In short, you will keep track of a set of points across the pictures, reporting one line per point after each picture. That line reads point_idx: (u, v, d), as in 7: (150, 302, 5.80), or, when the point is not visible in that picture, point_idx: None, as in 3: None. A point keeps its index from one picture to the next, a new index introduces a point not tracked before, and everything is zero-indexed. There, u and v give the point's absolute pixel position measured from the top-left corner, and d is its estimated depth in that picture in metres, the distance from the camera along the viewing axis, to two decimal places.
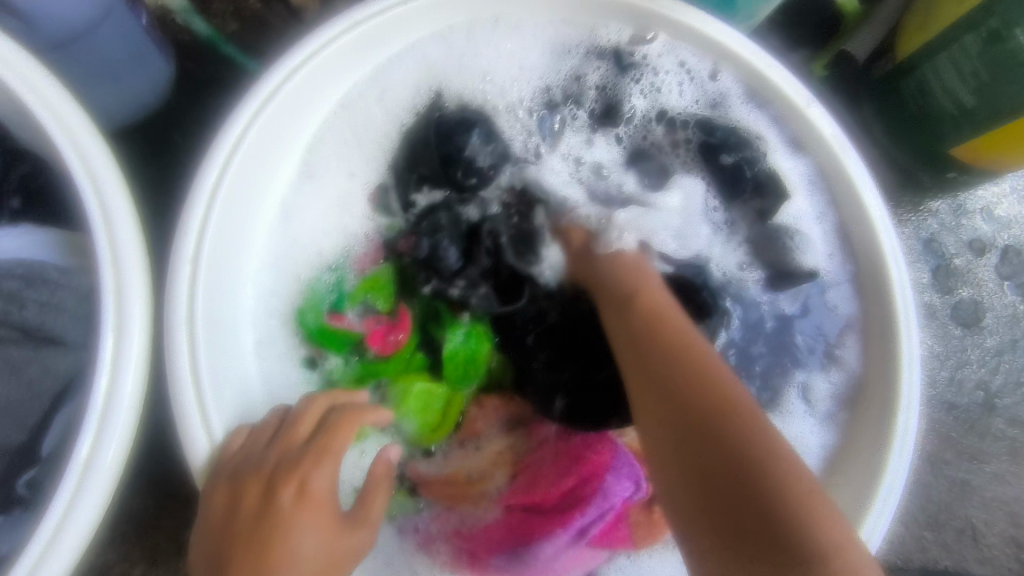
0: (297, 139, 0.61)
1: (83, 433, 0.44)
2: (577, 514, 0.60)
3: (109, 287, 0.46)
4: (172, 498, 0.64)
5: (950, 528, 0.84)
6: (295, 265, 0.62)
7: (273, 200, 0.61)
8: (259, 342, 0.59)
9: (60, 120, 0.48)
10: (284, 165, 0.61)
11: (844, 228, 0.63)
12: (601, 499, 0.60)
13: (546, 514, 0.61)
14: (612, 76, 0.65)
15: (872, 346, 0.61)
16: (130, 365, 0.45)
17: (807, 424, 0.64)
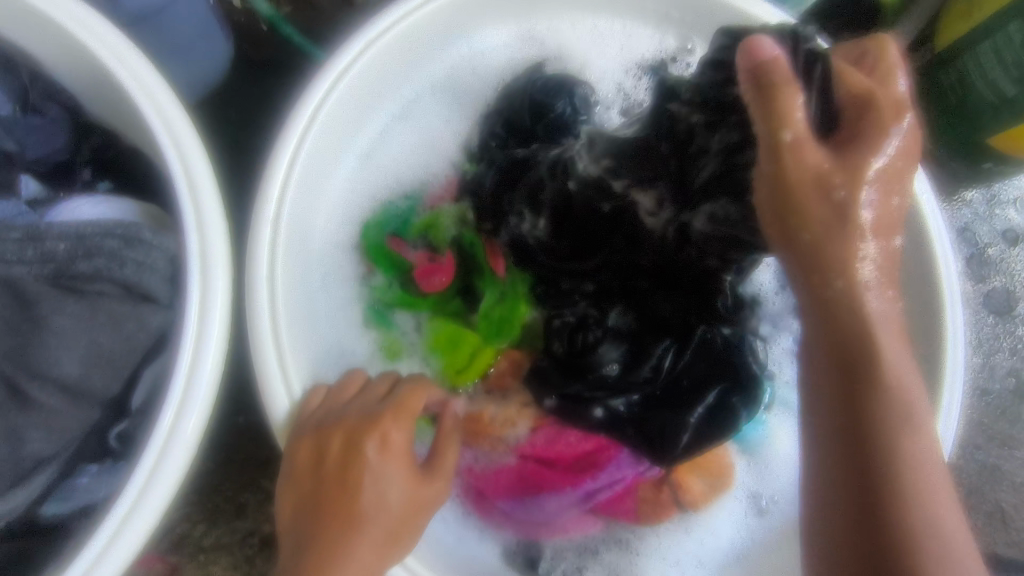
0: (385, 101, 0.63)
1: (173, 387, 0.46)
2: (590, 477, 0.60)
3: (195, 250, 0.48)
4: (232, 461, 0.66)
5: (980, 512, 0.85)
6: (377, 193, 0.64)
7: (364, 139, 0.63)
8: (324, 277, 0.61)
9: (146, 91, 0.50)
10: (368, 123, 0.63)
11: None
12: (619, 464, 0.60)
13: (560, 470, 0.61)
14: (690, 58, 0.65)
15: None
16: (216, 323, 0.47)
17: None
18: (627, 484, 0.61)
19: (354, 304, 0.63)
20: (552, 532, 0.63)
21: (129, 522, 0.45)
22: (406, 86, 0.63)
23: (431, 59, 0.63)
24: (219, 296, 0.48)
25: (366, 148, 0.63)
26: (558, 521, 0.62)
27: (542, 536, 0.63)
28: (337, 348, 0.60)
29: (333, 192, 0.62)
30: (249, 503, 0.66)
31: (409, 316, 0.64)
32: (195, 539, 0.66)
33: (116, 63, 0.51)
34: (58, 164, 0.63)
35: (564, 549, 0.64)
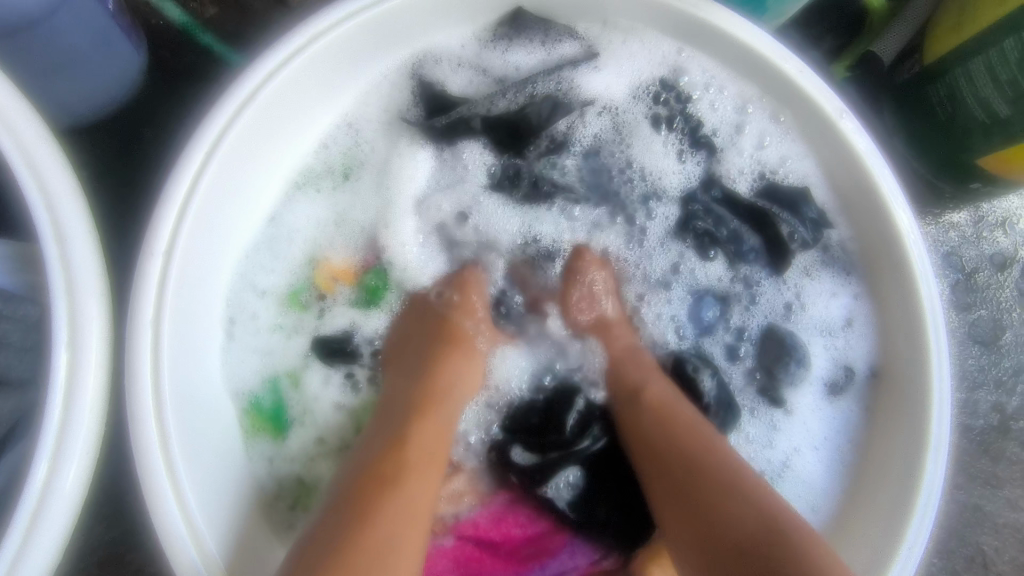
0: (314, 111, 0.57)
1: (29, 482, 0.39)
2: (537, 564, 0.57)
3: (60, 316, 0.41)
4: (140, 527, 0.59)
5: (960, 555, 0.81)
6: (291, 231, 0.58)
7: (285, 165, 0.57)
8: (235, 319, 0.55)
9: (2, 119, 0.42)
10: (293, 142, 0.57)
11: (880, 269, 0.57)
12: (562, 551, 0.57)
13: (502, 556, 0.57)
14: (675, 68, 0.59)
15: (897, 380, 0.56)
16: (83, 402, 0.41)
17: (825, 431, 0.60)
18: (579, 571, 0.57)
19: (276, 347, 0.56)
20: None
21: None
22: (329, 107, 0.58)
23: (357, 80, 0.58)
24: (88, 368, 0.41)
25: (299, 175, 0.58)
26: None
27: None
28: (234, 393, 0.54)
29: (240, 229, 0.55)
30: (161, 574, 0.59)
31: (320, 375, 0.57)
32: None
33: None
34: None
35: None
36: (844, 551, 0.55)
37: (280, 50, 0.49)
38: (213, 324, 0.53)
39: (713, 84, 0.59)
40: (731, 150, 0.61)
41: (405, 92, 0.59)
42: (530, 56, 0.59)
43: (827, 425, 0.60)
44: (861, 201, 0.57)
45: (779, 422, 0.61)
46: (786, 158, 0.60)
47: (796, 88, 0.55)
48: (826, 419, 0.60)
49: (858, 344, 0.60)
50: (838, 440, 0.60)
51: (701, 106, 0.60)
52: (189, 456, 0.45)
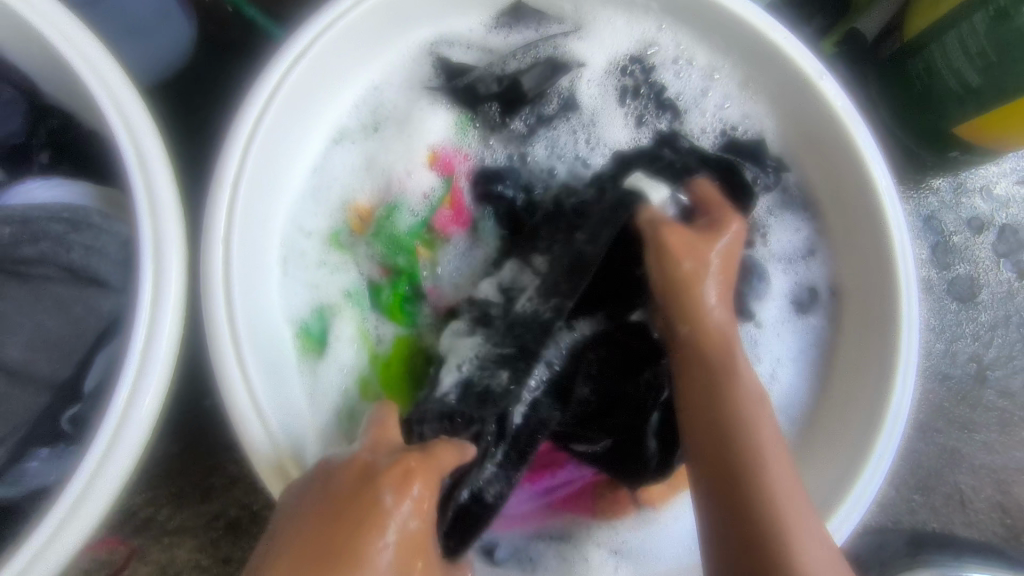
0: (353, 74, 0.63)
1: (125, 371, 0.47)
2: (549, 472, 0.63)
3: (147, 236, 0.48)
4: (197, 444, 0.66)
5: (939, 494, 0.87)
6: (333, 181, 0.64)
7: (327, 122, 0.64)
8: (286, 260, 0.61)
9: (97, 71, 0.50)
10: (336, 97, 0.64)
11: (853, 216, 0.64)
12: (573, 464, 0.63)
13: (520, 467, 0.63)
14: (665, 40, 0.67)
15: (863, 305, 0.64)
16: (168, 308, 0.48)
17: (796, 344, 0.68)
18: (585, 482, 0.64)
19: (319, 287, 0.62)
20: (511, 527, 0.63)
21: (80, 504, 0.45)
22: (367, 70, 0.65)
23: (388, 47, 0.65)
24: (172, 278, 0.48)
25: (338, 134, 0.65)
26: (518, 514, 0.63)
27: (497, 530, 0.63)
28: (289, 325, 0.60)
29: (290, 178, 0.62)
30: (215, 487, 0.67)
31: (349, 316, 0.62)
32: (159, 523, 0.66)
33: (69, 47, 0.50)
34: (14, 146, 0.61)
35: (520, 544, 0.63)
36: (817, 465, 0.62)
37: (324, 16, 0.56)
38: (269, 262, 0.60)
39: (682, 55, 0.67)
40: (716, 109, 0.68)
41: (422, 66, 0.66)
42: (527, 38, 0.67)
43: (796, 339, 0.68)
44: (829, 143, 0.64)
45: (758, 344, 0.67)
46: (763, 119, 0.68)
47: (781, 54, 0.62)
48: (795, 337, 0.68)
49: (818, 269, 0.68)
50: (807, 349, 0.68)
51: (670, 76, 0.67)
52: (257, 365, 0.52)
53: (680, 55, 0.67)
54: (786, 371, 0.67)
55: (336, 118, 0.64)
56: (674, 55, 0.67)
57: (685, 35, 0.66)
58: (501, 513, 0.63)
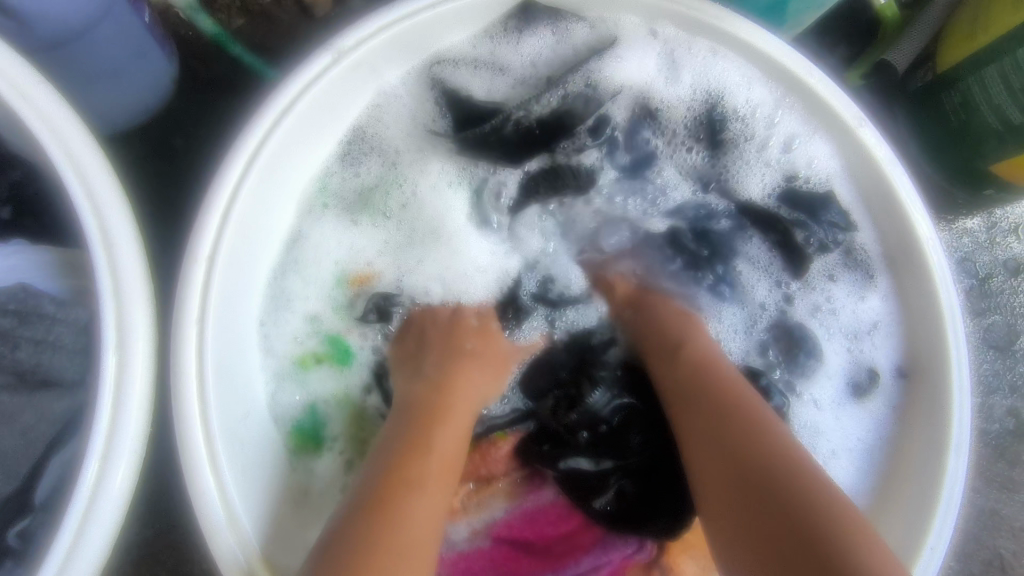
0: (339, 120, 0.58)
1: (80, 482, 0.41)
2: (572, 561, 0.57)
3: (109, 320, 0.43)
4: (174, 528, 0.60)
5: (978, 560, 0.81)
6: (319, 241, 0.59)
7: (308, 174, 0.58)
8: (266, 333, 0.56)
9: (54, 129, 0.44)
10: (321, 148, 0.58)
11: (906, 281, 0.58)
12: (597, 548, 0.57)
13: (537, 555, 0.58)
14: (733, 83, 0.59)
15: (921, 389, 0.57)
16: (131, 404, 0.42)
17: (855, 428, 0.60)
18: (614, 568, 0.57)
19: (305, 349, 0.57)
20: None
21: None
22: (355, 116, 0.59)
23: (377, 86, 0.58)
24: (136, 371, 0.42)
25: (321, 190, 0.59)
26: None
27: None
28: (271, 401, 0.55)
29: (271, 239, 0.56)
30: (192, 573, 0.61)
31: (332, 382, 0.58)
32: None
33: (22, 102, 0.44)
34: None
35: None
36: None
37: (311, 65, 0.50)
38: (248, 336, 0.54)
39: (746, 100, 0.59)
40: (772, 162, 0.62)
41: (427, 101, 0.60)
42: (539, 55, 0.60)
43: (856, 423, 0.60)
44: (876, 197, 0.58)
45: (814, 419, 0.61)
46: (826, 173, 0.60)
47: (831, 109, 0.56)
48: (856, 419, 0.60)
49: (885, 348, 0.60)
50: (869, 434, 0.60)
51: (736, 122, 0.61)
52: (230, 458, 0.47)
53: (747, 102, 0.60)
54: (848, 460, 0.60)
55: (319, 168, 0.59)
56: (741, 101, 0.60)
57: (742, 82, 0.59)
58: None
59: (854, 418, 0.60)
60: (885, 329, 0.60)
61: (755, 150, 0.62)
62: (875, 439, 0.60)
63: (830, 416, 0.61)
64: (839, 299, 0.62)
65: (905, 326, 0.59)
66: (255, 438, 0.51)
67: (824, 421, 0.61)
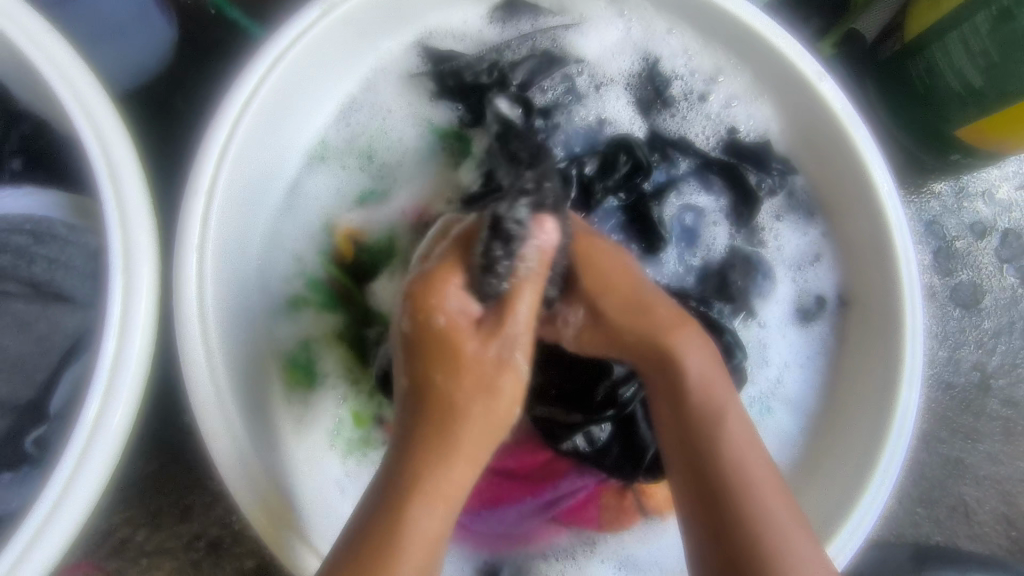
0: (337, 77, 0.61)
1: (91, 392, 0.44)
2: (550, 485, 0.61)
3: (117, 247, 0.46)
4: (175, 462, 0.64)
5: (943, 506, 0.85)
6: (314, 195, 0.61)
7: (308, 131, 0.61)
8: (266, 279, 0.58)
9: (65, 74, 0.48)
10: (316, 107, 0.61)
11: (851, 224, 0.62)
12: (573, 474, 0.60)
13: (518, 481, 0.61)
14: (667, 45, 0.64)
15: (864, 316, 0.62)
16: (137, 323, 0.46)
17: (801, 350, 0.65)
18: (588, 491, 0.61)
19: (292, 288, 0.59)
20: (515, 546, 0.61)
21: (43, 532, 0.43)
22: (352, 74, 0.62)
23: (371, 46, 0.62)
24: (141, 294, 0.46)
25: (319, 146, 0.62)
26: (519, 533, 0.61)
27: (503, 549, 0.61)
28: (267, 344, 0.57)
29: (270, 189, 0.59)
30: (193, 506, 0.64)
31: (314, 321, 0.59)
32: (137, 543, 0.64)
33: (34, 48, 0.48)
34: None
35: (528, 561, 0.61)
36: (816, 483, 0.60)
37: (299, 20, 0.54)
38: (252, 281, 0.57)
39: (686, 57, 0.64)
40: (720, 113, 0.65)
41: (410, 58, 0.63)
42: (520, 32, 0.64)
43: (801, 344, 0.65)
44: (823, 143, 0.62)
45: (766, 343, 0.65)
46: (769, 126, 0.65)
47: (781, 58, 0.60)
48: (800, 340, 0.65)
49: (825, 274, 0.64)
50: (814, 352, 0.65)
51: (676, 78, 0.65)
52: (232, 382, 0.50)
53: (686, 62, 0.64)
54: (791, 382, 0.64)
55: (318, 126, 0.62)
56: (677, 61, 0.64)
57: (684, 40, 0.64)
58: (504, 532, 0.61)
59: (801, 340, 0.65)
60: (825, 255, 0.65)
61: (702, 103, 0.65)
62: (819, 359, 0.64)
63: (782, 342, 0.65)
64: (785, 232, 0.66)
65: (841, 252, 0.64)
66: (255, 371, 0.54)
67: (777, 347, 0.65)
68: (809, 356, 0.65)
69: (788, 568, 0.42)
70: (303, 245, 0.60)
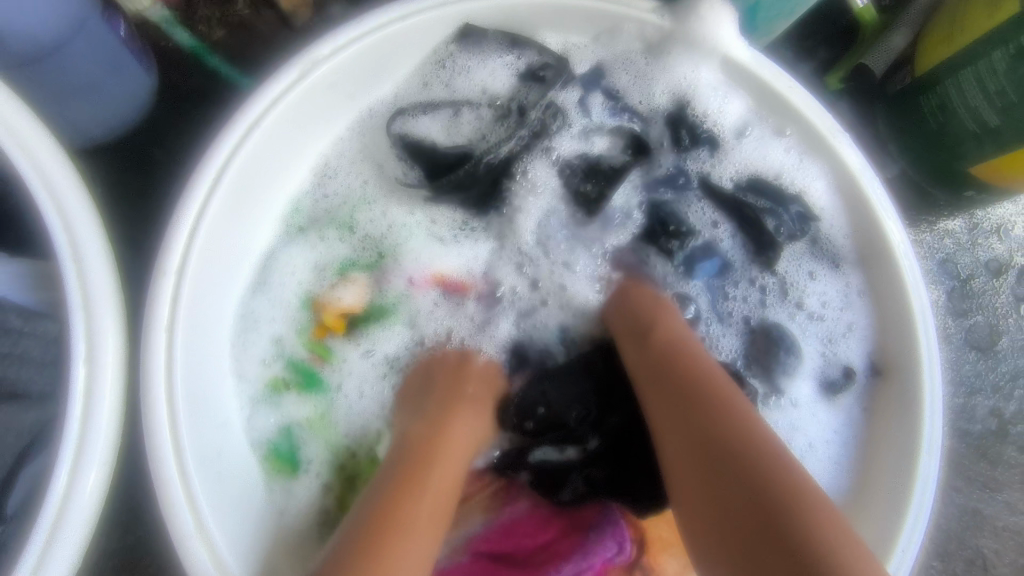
0: (314, 135, 0.58)
1: (48, 494, 0.41)
2: (552, 569, 0.56)
3: (79, 334, 0.43)
4: (153, 534, 0.61)
5: (960, 559, 0.82)
6: (287, 262, 0.59)
7: (283, 193, 0.59)
8: (240, 353, 0.56)
9: (22, 145, 0.44)
10: (291, 169, 0.58)
11: (873, 280, 0.58)
12: (578, 554, 0.56)
13: (519, 566, 0.57)
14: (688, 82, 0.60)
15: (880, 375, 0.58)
16: (101, 416, 0.42)
17: (831, 423, 0.60)
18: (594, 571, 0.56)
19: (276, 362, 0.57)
20: None
21: None
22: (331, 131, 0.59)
23: (351, 101, 0.59)
24: (104, 384, 0.43)
25: (293, 208, 0.59)
26: None
27: None
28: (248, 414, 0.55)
29: (245, 260, 0.56)
30: None
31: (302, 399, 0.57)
32: None
33: None
34: None
35: None
36: None
37: (274, 84, 0.51)
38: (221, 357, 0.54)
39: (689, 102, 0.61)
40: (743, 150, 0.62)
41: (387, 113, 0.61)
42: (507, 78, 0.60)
43: (831, 418, 0.60)
44: (839, 194, 0.59)
45: (794, 416, 0.61)
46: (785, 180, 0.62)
47: (798, 113, 0.57)
48: (830, 413, 0.60)
49: (855, 344, 0.60)
50: (849, 428, 0.60)
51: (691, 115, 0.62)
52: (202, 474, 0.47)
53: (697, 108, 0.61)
54: (820, 457, 0.59)
55: (293, 188, 0.59)
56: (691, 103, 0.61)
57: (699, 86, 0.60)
58: None
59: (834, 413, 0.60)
60: (857, 323, 0.60)
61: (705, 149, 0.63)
62: (851, 433, 0.60)
63: (809, 413, 0.61)
64: (812, 297, 0.62)
65: (873, 315, 0.59)
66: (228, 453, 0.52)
67: (804, 417, 0.61)
68: (843, 430, 0.60)
69: (806, 510, 0.42)
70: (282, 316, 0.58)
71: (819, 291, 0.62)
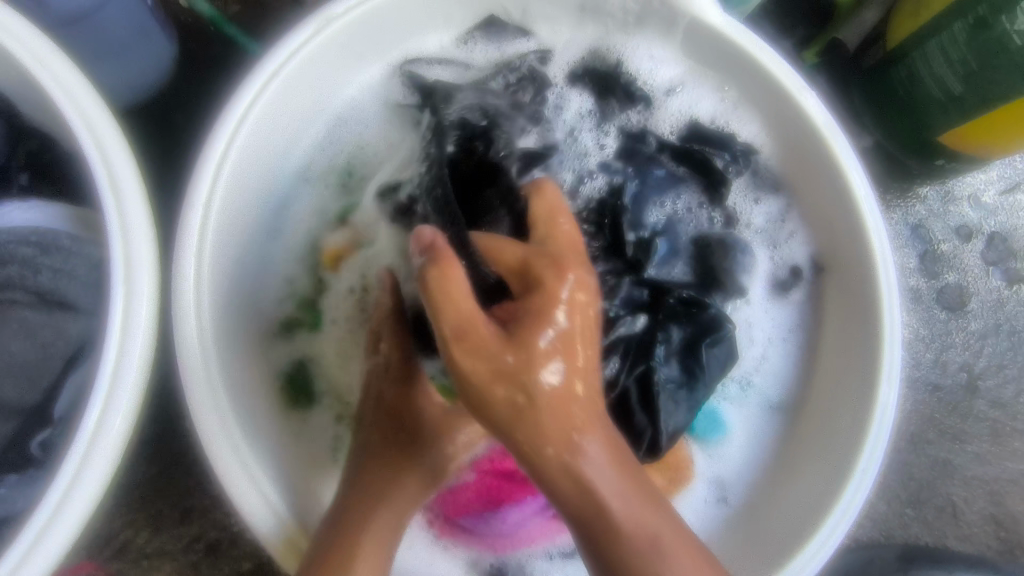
0: (328, 95, 0.64)
1: (93, 396, 0.46)
2: None
3: (118, 259, 0.49)
4: (175, 466, 0.66)
5: (931, 506, 0.86)
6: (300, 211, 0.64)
7: (299, 149, 0.64)
8: (261, 294, 0.61)
9: (68, 93, 0.50)
10: (305, 126, 0.63)
11: (835, 228, 0.64)
12: None
13: (519, 482, 0.62)
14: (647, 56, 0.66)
15: (844, 315, 0.63)
16: (138, 330, 0.48)
17: (779, 322, 0.67)
18: None
19: (288, 303, 0.62)
20: (520, 547, 0.63)
21: (48, 530, 0.45)
22: (343, 92, 0.65)
23: (361, 63, 0.64)
24: (140, 303, 0.48)
25: (308, 162, 0.64)
26: (523, 533, 0.62)
27: (508, 549, 0.63)
28: (267, 351, 0.60)
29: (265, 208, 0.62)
30: (193, 508, 0.67)
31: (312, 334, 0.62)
32: (139, 544, 0.67)
33: (39, 68, 0.50)
34: None
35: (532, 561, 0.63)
36: (797, 481, 0.62)
37: (291, 41, 0.57)
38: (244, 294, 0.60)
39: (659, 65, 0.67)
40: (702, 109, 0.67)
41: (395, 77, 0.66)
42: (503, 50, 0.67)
43: (780, 318, 0.67)
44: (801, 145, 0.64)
45: (753, 327, 0.66)
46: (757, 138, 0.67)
47: (766, 72, 0.62)
48: (780, 315, 0.67)
49: (800, 247, 0.67)
50: (793, 323, 0.67)
51: (649, 78, 0.67)
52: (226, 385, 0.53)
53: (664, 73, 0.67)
54: (773, 358, 0.67)
55: (307, 144, 0.64)
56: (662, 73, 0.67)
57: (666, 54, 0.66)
58: (509, 531, 0.62)
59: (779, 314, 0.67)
60: (798, 234, 0.67)
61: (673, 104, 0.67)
62: (797, 334, 0.67)
63: (763, 315, 0.67)
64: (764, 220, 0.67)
65: (809, 223, 0.66)
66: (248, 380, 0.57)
67: (759, 322, 0.67)
68: (791, 328, 0.67)
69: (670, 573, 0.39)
70: (298, 260, 0.63)
71: (767, 208, 0.67)
